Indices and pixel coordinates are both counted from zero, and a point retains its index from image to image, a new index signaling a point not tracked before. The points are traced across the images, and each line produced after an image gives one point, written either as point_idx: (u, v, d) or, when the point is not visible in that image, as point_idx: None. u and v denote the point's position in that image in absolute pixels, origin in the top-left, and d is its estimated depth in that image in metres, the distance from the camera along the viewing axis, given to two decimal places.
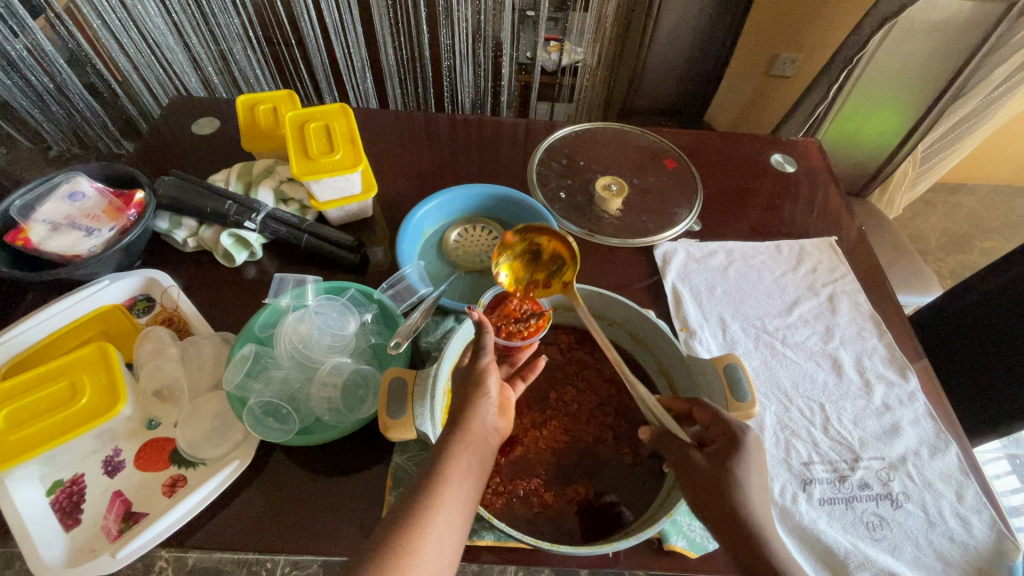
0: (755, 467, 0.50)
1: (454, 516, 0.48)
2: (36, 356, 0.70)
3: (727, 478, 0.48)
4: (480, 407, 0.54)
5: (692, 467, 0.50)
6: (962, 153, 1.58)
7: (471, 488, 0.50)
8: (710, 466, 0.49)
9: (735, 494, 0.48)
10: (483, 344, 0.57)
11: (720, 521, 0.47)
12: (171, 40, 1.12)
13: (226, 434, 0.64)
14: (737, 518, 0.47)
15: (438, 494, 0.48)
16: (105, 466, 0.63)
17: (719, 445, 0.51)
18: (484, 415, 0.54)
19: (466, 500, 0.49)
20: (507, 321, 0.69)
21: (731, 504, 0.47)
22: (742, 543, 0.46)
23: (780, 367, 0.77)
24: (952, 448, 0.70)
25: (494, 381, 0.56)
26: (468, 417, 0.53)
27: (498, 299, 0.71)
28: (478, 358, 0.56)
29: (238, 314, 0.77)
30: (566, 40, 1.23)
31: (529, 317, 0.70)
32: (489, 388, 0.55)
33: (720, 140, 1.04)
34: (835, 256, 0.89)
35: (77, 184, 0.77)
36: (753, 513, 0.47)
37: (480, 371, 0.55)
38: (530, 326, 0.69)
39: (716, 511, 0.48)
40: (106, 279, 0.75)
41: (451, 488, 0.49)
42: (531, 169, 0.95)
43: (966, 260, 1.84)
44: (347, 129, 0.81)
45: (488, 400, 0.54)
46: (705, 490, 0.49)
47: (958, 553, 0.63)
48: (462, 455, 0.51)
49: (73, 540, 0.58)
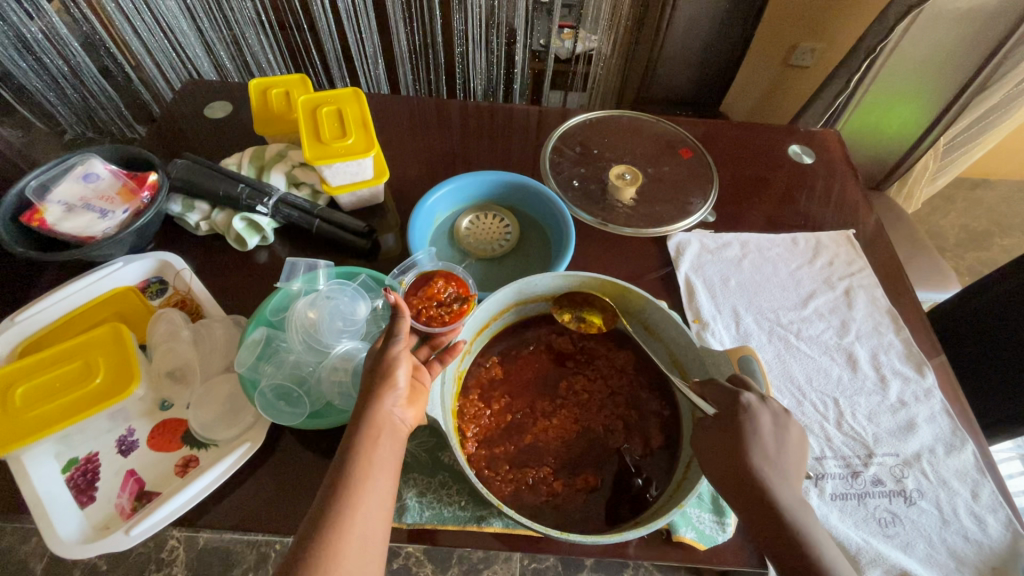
0: (759, 429, 0.52)
1: (372, 517, 0.48)
2: (52, 336, 0.70)
3: (736, 447, 0.51)
4: (386, 400, 0.53)
5: (708, 440, 0.54)
6: (985, 147, 1.55)
7: (386, 484, 0.50)
8: (721, 437, 0.53)
9: (745, 461, 0.51)
10: (396, 330, 0.57)
11: (735, 488, 0.51)
12: (185, 24, 1.12)
13: (238, 416, 0.65)
14: (750, 482, 0.50)
15: (354, 497, 0.48)
16: (119, 445, 0.64)
17: (724, 414, 0.53)
18: (392, 407, 0.53)
19: (382, 496, 0.50)
20: (428, 304, 0.69)
21: (743, 471, 0.50)
22: (757, 507, 0.50)
23: (794, 361, 0.76)
24: (969, 446, 0.69)
25: (404, 370, 0.55)
26: (373, 412, 0.52)
27: (421, 282, 0.71)
28: (389, 347, 0.56)
29: (250, 298, 0.77)
30: (581, 27, 1.21)
31: (453, 302, 0.70)
32: (398, 380, 0.54)
33: (737, 130, 1.02)
34: (852, 250, 0.88)
35: (91, 166, 0.77)
36: (762, 477, 0.50)
37: (389, 362, 0.55)
38: (452, 311, 0.69)
39: (732, 479, 0.51)
40: (120, 260, 0.75)
41: (366, 489, 0.49)
42: (545, 156, 0.94)
43: (985, 257, 1.80)
44: (360, 114, 0.80)
45: (396, 391, 0.54)
46: (719, 461, 0.52)
47: (972, 552, 0.62)
48: (372, 454, 0.50)
49: (87, 517, 0.59)
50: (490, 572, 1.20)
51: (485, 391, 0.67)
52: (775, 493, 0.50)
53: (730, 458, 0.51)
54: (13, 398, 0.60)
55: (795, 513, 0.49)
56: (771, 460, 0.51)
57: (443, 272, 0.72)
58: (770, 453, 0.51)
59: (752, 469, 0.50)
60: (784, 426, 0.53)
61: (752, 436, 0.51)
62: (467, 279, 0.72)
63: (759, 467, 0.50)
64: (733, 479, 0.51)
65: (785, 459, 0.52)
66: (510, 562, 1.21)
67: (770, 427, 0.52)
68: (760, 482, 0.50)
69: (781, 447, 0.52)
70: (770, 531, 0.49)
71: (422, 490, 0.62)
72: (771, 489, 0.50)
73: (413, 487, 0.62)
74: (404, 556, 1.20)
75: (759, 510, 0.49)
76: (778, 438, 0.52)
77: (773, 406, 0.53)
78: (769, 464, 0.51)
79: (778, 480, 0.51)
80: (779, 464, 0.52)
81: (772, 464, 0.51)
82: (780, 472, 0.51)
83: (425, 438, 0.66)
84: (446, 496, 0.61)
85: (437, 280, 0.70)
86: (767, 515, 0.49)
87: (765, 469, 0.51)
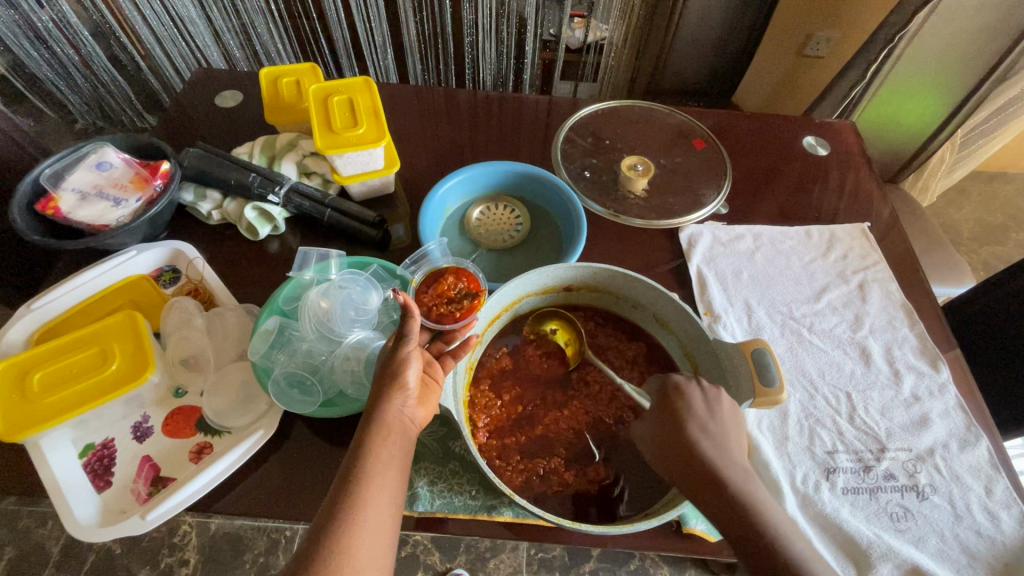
0: (691, 409, 0.53)
1: (382, 513, 0.48)
2: (67, 323, 0.71)
3: (674, 427, 0.52)
4: (396, 399, 0.53)
5: (650, 430, 0.55)
6: (1003, 140, 1.52)
7: (395, 480, 0.51)
8: (660, 423, 0.54)
9: (685, 441, 0.51)
10: (406, 330, 0.57)
11: (683, 472, 0.51)
12: (195, 13, 1.12)
13: (251, 403, 0.65)
14: (691, 461, 0.51)
15: (363, 492, 0.48)
16: (135, 431, 0.65)
17: (661, 400, 0.55)
18: (402, 407, 0.54)
19: (392, 492, 0.50)
20: (439, 301, 0.68)
21: (685, 451, 0.51)
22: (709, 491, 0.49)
23: (807, 354, 0.75)
24: (983, 441, 0.68)
25: (414, 369, 0.56)
26: (382, 410, 0.53)
27: (432, 279, 0.70)
28: (400, 347, 0.56)
29: (261, 287, 0.77)
30: (592, 16, 1.19)
31: (462, 299, 0.68)
32: (408, 380, 0.55)
33: (750, 120, 1.01)
34: (867, 243, 0.86)
35: (104, 154, 0.78)
36: (703, 455, 0.50)
37: (400, 361, 0.55)
38: (463, 306, 0.67)
39: (681, 469, 0.51)
40: (134, 249, 0.76)
41: (375, 485, 0.49)
42: (556, 146, 0.93)
43: (999, 252, 1.78)
44: (371, 103, 0.80)
45: (406, 391, 0.54)
46: (665, 447, 0.53)
47: (985, 548, 0.61)
48: (381, 450, 0.51)
49: (104, 502, 0.60)
50: (497, 561, 1.21)
51: (496, 382, 0.67)
52: (719, 469, 0.50)
53: (675, 440, 0.52)
54: (30, 384, 0.61)
55: (740, 490, 0.48)
56: (710, 436, 0.51)
57: (453, 268, 0.71)
58: (708, 429, 0.52)
59: (692, 448, 0.51)
60: (719, 404, 0.53)
61: (687, 416, 0.52)
62: (478, 274, 0.71)
63: (698, 445, 0.51)
64: (679, 463, 0.51)
65: (728, 435, 0.52)
66: (517, 552, 1.22)
67: (703, 405, 0.53)
68: (702, 460, 0.50)
69: (721, 424, 0.52)
70: (719, 507, 0.48)
71: (433, 479, 0.62)
72: (715, 465, 0.50)
73: (424, 476, 0.62)
74: (411, 543, 1.21)
75: (708, 486, 0.49)
76: (716, 415, 0.52)
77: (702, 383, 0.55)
78: (710, 438, 0.51)
79: (722, 457, 0.50)
80: (721, 441, 0.51)
81: (712, 440, 0.51)
82: (722, 449, 0.51)
83: (436, 427, 0.66)
84: (457, 485, 0.62)
85: (447, 276, 0.70)
86: (713, 493, 0.49)
87: (704, 446, 0.51)
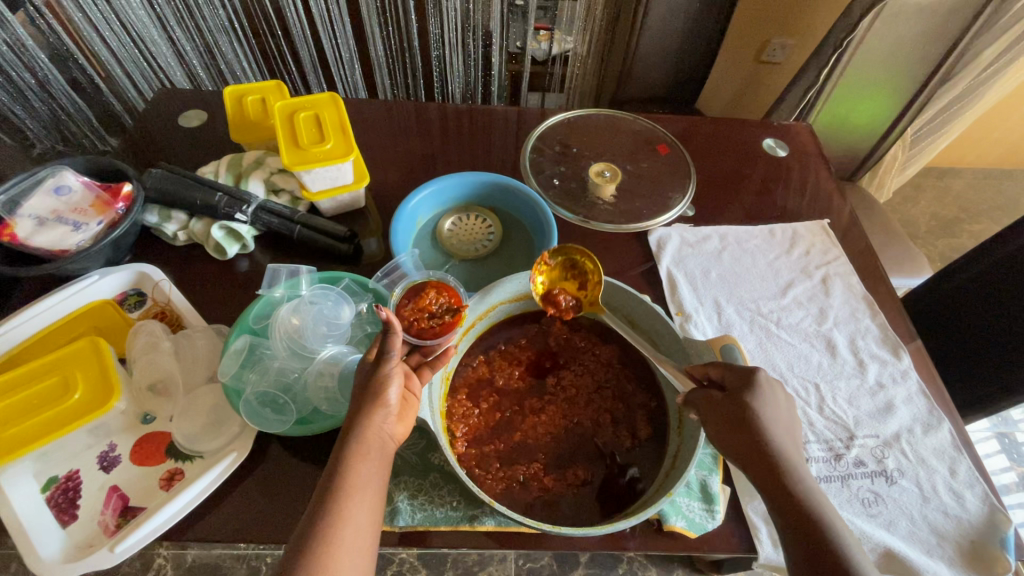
0: (774, 403, 0.53)
1: (361, 530, 0.48)
2: (27, 352, 0.69)
3: (750, 420, 0.52)
4: (377, 415, 0.53)
5: (721, 417, 0.53)
6: (950, 136, 1.59)
7: (374, 497, 0.50)
8: (738, 411, 0.52)
9: (761, 432, 0.52)
10: (388, 346, 0.56)
11: (741, 454, 0.52)
12: (156, 33, 1.11)
13: (223, 426, 0.64)
14: (761, 452, 0.51)
15: (341, 510, 0.48)
16: (101, 461, 0.62)
17: (738, 387, 0.53)
18: (382, 423, 0.53)
19: (371, 508, 0.50)
20: (420, 316, 0.67)
21: (757, 445, 0.51)
22: (771, 478, 0.51)
23: (776, 349, 0.77)
24: (944, 424, 0.71)
25: (396, 386, 0.55)
26: (361, 426, 0.52)
27: (412, 293, 0.69)
28: (381, 364, 0.55)
29: (230, 307, 0.76)
30: (556, 28, 1.22)
31: (444, 313, 0.68)
32: (388, 397, 0.54)
33: (713, 126, 1.04)
34: (827, 239, 0.90)
35: (63, 178, 0.76)
36: (777, 447, 0.51)
37: (381, 379, 0.54)
38: (444, 321, 0.67)
39: (749, 455, 0.52)
40: (96, 274, 0.74)
41: (353, 503, 0.48)
42: (525, 156, 0.95)
43: (955, 243, 1.86)
44: (338, 119, 0.80)
45: (387, 407, 0.54)
46: (735, 430, 0.52)
47: (952, 527, 0.64)
48: (361, 467, 0.50)
49: (70, 536, 0.58)
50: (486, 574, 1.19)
51: (473, 391, 0.66)
52: (788, 462, 0.51)
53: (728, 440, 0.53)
54: None
55: (807, 487, 0.50)
56: (781, 432, 0.53)
57: (434, 282, 0.71)
58: (780, 425, 0.53)
59: (766, 443, 0.51)
60: (782, 400, 0.54)
61: (764, 410, 0.52)
62: (458, 289, 0.71)
63: (771, 437, 0.52)
64: (747, 450, 0.52)
65: (792, 430, 0.54)
66: (505, 564, 1.20)
67: (773, 401, 0.53)
68: (775, 456, 0.51)
69: (789, 420, 0.54)
70: (783, 498, 0.50)
71: (413, 492, 0.61)
72: (786, 461, 0.51)
73: (404, 490, 0.61)
74: (398, 563, 1.19)
75: (771, 480, 0.50)
76: (784, 415, 0.54)
77: (770, 383, 0.54)
78: (767, 438, 0.51)
79: (790, 450, 0.52)
80: (789, 435, 0.53)
81: (784, 437, 0.53)
82: (791, 444, 0.53)
83: (415, 440, 0.65)
84: (437, 497, 0.61)
85: (428, 290, 0.69)
86: (776, 482, 0.50)
87: (777, 443, 0.52)
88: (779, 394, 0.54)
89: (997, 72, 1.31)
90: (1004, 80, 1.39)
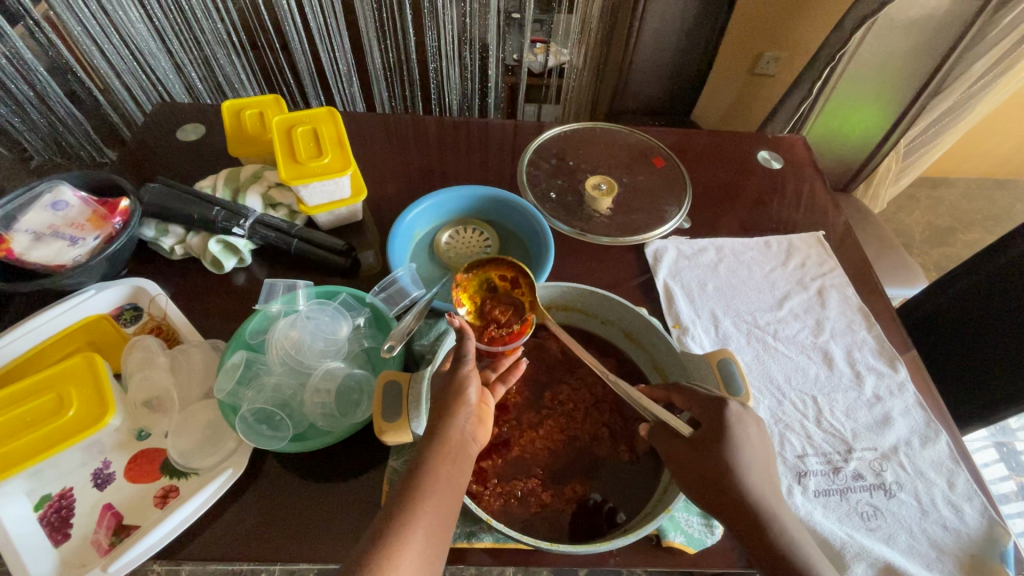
0: (747, 447, 0.53)
1: (434, 530, 0.47)
2: (20, 369, 0.68)
3: (724, 468, 0.52)
4: (458, 417, 0.53)
5: (692, 467, 0.53)
6: (944, 147, 1.61)
7: (452, 498, 0.49)
8: (710, 459, 0.52)
9: (733, 479, 0.51)
10: (464, 349, 0.58)
11: (715, 504, 0.51)
12: (154, 46, 1.11)
13: (218, 442, 0.63)
14: (737, 500, 0.51)
15: (417, 506, 0.47)
16: (94, 478, 0.62)
17: (709, 433, 0.53)
18: (462, 425, 0.53)
19: (447, 508, 0.49)
20: (491, 326, 0.70)
21: (733, 493, 0.51)
22: (749, 524, 0.50)
23: (772, 361, 0.78)
24: (942, 436, 0.71)
25: (473, 388, 0.56)
26: (445, 425, 0.52)
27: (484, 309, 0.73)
28: (459, 367, 0.56)
29: (226, 321, 0.76)
30: (552, 41, 1.22)
31: (512, 323, 0.71)
32: (468, 398, 0.54)
33: (708, 138, 1.05)
34: (823, 251, 0.90)
35: (60, 193, 0.75)
36: (752, 492, 0.51)
37: (461, 380, 0.55)
38: (512, 330, 0.70)
39: (724, 503, 0.51)
40: (92, 289, 0.74)
41: (432, 501, 0.48)
42: (521, 169, 0.95)
43: (950, 252, 1.87)
44: (336, 133, 0.80)
45: (467, 409, 0.54)
46: (706, 478, 0.52)
47: (951, 540, 0.64)
48: (440, 466, 0.50)
49: (62, 555, 0.57)
50: None
51: None
52: (762, 507, 0.51)
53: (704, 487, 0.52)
54: None
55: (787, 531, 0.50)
56: (756, 476, 0.52)
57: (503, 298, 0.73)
58: (754, 468, 0.52)
59: (741, 489, 0.51)
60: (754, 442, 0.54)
61: (736, 455, 0.52)
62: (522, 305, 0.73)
63: (744, 482, 0.51)
64: (722, 499, 0.51)
65: (767, 471, 0.53)
66: None
67: (745, 444, 0.53)
68: (751, 503, 0.51)
69: (763, 462, 0.53)
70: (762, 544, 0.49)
71: None
72: (763, 508, 0.50)
73: None
74: None
75: (748, 525, 0.50)
76: (758, 458, 0.53)
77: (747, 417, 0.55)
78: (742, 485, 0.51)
79: (765, 493, 0.52)
80: (764, 479, 0.53)
81: (760, 481, 0.52)
82: (767, 487, 0.52)
83: None
84: None
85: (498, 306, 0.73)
86: (754, 528, 0.50)
87: (752, 488, 0.51)
88: (753, 430, 0.54)
89: (988, 85, 1.33)
90: (996, 92, 1.40)
